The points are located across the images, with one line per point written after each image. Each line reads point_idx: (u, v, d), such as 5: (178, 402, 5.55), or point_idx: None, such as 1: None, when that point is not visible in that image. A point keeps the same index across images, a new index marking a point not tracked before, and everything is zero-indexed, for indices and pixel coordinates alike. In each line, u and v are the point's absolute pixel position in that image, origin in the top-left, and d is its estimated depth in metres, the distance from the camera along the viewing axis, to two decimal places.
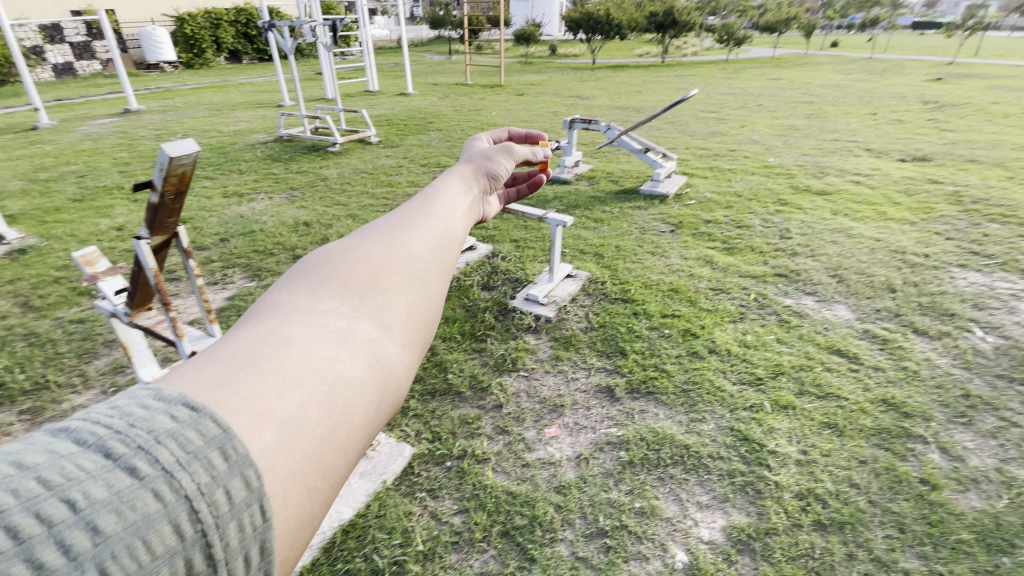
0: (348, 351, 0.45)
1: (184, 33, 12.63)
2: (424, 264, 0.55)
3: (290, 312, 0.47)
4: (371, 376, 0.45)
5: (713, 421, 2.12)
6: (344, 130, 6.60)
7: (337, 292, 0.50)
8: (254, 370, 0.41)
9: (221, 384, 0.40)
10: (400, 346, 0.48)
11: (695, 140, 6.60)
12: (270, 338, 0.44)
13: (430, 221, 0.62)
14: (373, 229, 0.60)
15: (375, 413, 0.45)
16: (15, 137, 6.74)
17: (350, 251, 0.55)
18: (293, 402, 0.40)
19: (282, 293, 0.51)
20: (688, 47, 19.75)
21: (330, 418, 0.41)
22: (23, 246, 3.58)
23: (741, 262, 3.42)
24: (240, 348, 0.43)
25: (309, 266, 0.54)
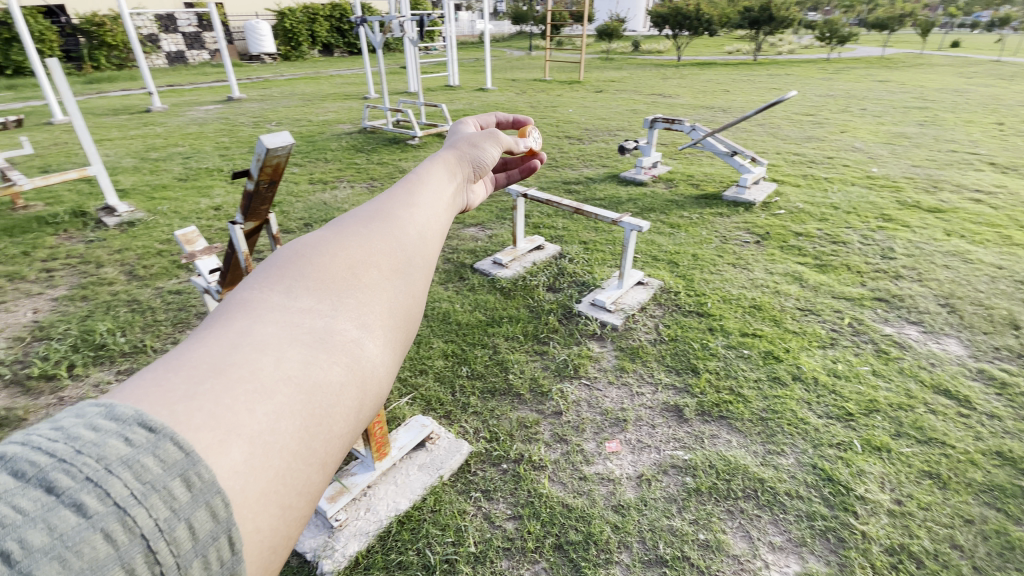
0: (325, 354, 0.39)
1: (284, 27, 13.49)
2: (410, 255, 0.49)
3: (261, 312, 0.41)
4: (352, 381, 0.39)
5: (793, 456, 1.96)
6: (424, 123, 6.76)
7: (314, 288, 0.44)
8: (221, 378, 0.35)
9: (181, 396, 0.34)
10: (384, 346, 0.43)
11: (787, 144, 6.16)
12: (238, 341, 0.38)
13: (417, 207, 0.55)
14: (352, 218, 0.54)
15: (354, 424, 0.39)
16: (135, 119, 7.48)
17: (326, 242, 0.48)
18: (264, 417, 0.35)
19: (249, 289, 0.44)
20: (783, 44, 18.52)
21: (307, 432, 0.36)
22: (133, 220, 3.96)
23: (834, 282, 3.14)
24: (205, 353, 0.37)
25: (282, 259, 0.48)
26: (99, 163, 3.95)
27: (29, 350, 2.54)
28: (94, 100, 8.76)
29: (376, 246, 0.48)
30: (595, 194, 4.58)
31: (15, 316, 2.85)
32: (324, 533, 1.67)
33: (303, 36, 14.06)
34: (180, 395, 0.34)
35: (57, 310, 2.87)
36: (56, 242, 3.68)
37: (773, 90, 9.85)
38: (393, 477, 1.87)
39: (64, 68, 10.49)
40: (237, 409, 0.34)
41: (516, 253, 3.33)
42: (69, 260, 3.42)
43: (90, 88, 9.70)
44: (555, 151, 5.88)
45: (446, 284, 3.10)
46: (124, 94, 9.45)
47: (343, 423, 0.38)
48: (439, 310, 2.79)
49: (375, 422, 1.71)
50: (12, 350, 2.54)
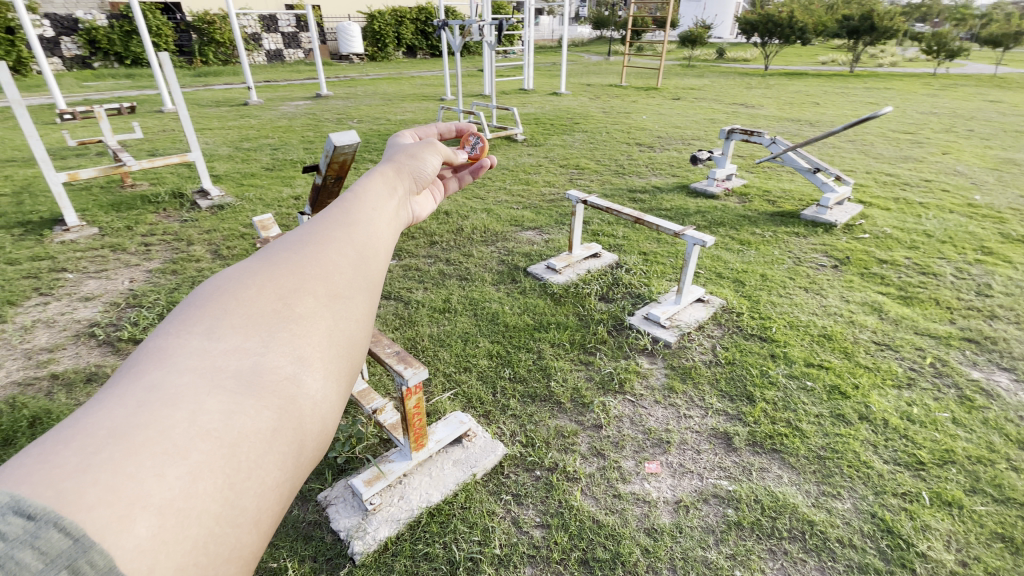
0: (252, 398, 0.38)
1: (373, 29, 14.21)
2: (347, 279, 0.49)
3: (178, 359, 0.39)
4: (285, 422, 0.39)
5: (850, 501, 1.81)
6: (494, 125, 6.89)
7: (241, 325, 0.43)
8: (124, 444, 0.33)
9: (72, 471, 0.31)
10: (323, 377, 0.43)
11: (879, 163, 5.69)
12: (145, 399, 0.36)
13: (354, 227, 0.55)
14: (282, 246, 0.52)
15: (290, 469, 0.39)
16: (235, 111, 8.17)
17: (252, 275, 0.47)
18: (177, 482, 0.33)
19: (165, 335, 0.42)
20: (885, 56, 17.16)
21: (232, 489, 0.35)
22: (223, 204, 4.33)
23: (918, 316, 2.87)
24: (105, 417, 0.35)
25: (203, 298, 0.45)
26: (198, 150, 4.35)
27: (124, 316, 2.85)
28: (202, 92, 9.66)
29: (310, 274, 0.48)
30: (661, 204, 4.45)
31: (117, 284, 3.20)
32: (358, 515, 1.73)
33: (389, 38, 14.74)
34: (71, 468, 0.31)
35: (151, 281, 3.20)
36: (156, 220, 4.10)
37: (868, 104, 9.15)
38: (428, 469, 1.92)
39: (180, 63, 11.65)
40: (142, 476, 0.32)
41: (571, 259, 3.30)
42: (165, 237, 3.80)
43: (200, 81, 10.70)
44: (624, 158, 5.79)
45: (499, 285, 3.14)
46: (227, 88, 10.35)
47: (277, 470, 0.38)
48: (488, 311, 2.83)
49: (416, 412, 1.76)
50: (111, 314, 2.86)
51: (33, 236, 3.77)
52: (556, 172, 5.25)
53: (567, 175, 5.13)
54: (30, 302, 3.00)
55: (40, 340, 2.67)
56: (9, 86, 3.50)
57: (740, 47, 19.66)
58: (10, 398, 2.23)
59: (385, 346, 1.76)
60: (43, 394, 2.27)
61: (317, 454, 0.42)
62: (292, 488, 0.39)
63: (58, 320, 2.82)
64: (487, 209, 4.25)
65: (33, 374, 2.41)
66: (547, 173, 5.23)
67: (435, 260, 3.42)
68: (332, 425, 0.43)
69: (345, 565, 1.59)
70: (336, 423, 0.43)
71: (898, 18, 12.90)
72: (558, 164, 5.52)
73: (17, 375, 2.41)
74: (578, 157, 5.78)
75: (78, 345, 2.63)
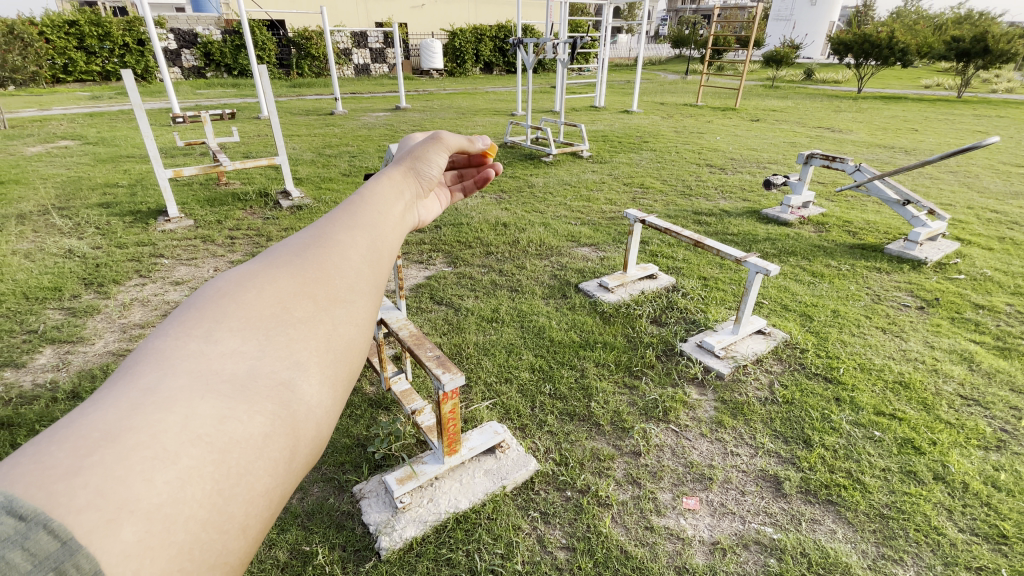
0: (245, 404, 0.39)
1: (454, 46, 14.82)
2: (345, 285, 0.50)
3: (176, 362, 0.40)
4: (278, 428, 0.40)
5: (914, 569, 1.64)
6: (561, 142, 6.94)
7: (241, 329, 0.44)
8: (116, 446, 0.33)
9: (63, 472, 0.31)
10: (318, 382, 0.44)
11: (984, 198, 5.15)
12: (140, 402, 0.36)
13: (353, 234, 0.55)
14: (284, 250, 0.54)
15: (281, 474, 0.39)
16: (321, 119, 8.79)
17: (253, 280, 0.49)
18: (165, 487, 0.33)
19: (166, 336, 0.43)
20: (1000, 80, 15.58)
21: (220, 495, 0.35)
22: (301, 205, 4.65)
23: (1015, 371, 2.56)
24: (98, 420, 0.35)
25: (203, 303, 0.47)
26: (284, 154, 4.71)
27: None
28: (294, 101, 10.48)
29: (308, 281, 0.49)
30: (727, 228, 4.28)
31: (203, 271, 3.53)
32: (388, 511, 1.78)
33: (469, 55, 15.31)
34: (63, 470, 0.31)
35: None
36: (243, 216, 4.47)
37: (975, 133, 8.33)
38: (459, 475, 1.94)
39: (279, 75, 12.73)
40: (132, 480, 0.32)
41: (624, 278, 3.25)
42: (248, 232, 4.13)
43: (294, 91, 11.62)
44: (692, 178, 5.62)
45: (549, 299, 3.14)
46: (317, 97, 11.16)
47: (267, 476, 0.38)
48: (535, 324, 2.83)
49: (450, 417, 1.78)
50: None
51: (141, 224, 4.23)
52: (619, 190, 5.19)
53: (630, 194, 5.07)
54: (130, 282, 3.36)
55: (135, 317, 2.98)
56: (133, 90, 3.93)
57: (831, 68, 18.59)
58: (104, 366, 2.51)
59: (426, 349, 1.80)
60: None
61: (309, 460, 0.42)
62: (281, 493, 0.39)
63: (151, 300, 3.15)
64: (545, 223, 4.28)
65: (125, 346, 2.70)
66: (610, 190, 5.19)
67: (489, 270, 3.47)
68: (325, 431, 0.44)
69: (371, 559, 1.64)
70: (331, 428, 0.44)
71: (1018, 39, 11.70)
72: (622, 182, 5.47)
73: (113, 345, 2.71)
74: (643, 176, 5.69)
75: None
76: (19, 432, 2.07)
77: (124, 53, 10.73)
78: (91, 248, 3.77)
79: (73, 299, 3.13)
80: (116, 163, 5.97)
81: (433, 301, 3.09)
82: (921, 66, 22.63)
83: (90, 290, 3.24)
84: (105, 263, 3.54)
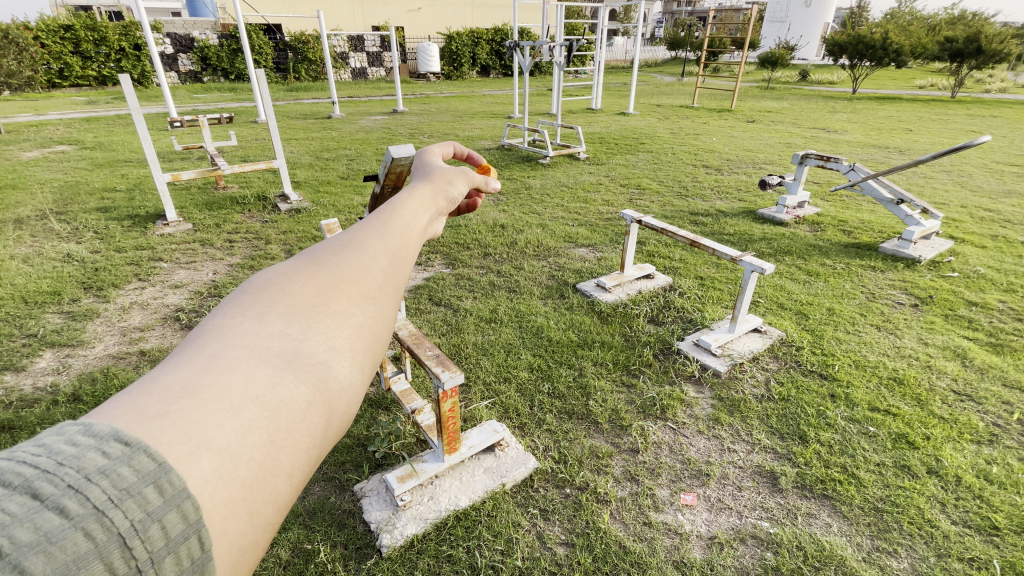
0: (292, 373, 0.42)
1: (450, 49, 14.88)
2: (375, 285, 0.52)
3: (234, 337, 0.44)
4: (319, 398, 0.42)
5: (908, 560, 1.66)
6: (558, 144, 6.98)
7: (286, 313, 0.47)
8: (192, 398, 0.37)
9: (154, 414, 0.36)
10: (350, 365, 0.46)
11: (978, 197, 5.20)
12: (209, 365, 0.40)
13: (384, 242, 0.57)
14: (321, 252, 0.56)
15: (321, 436, 0.42)
16: (318, 123, 8.82)
17: (296, 273, 0.51)
18: (231, 432, 0.37)
19: (223, 315, 0.47)
20: (994, 80, 15.68)
21: (272, 445, 0.39)
22: (299, 208, 4.67)
23: (1009, 366, 2.59)
24: (175, 376, 0.39)
25: (256, 289, 0.50)
26: (281, 157, 4.72)
27: (204, 304, 3.14)
28: (291, 105, 10.49)
29: (343, 278, 0.51)
30: (723, 228, 4.31)
31: (202, 275, 3.54)
32: (389, 509, 1.79)
33: (465, 58, 15.37)
34: (152, 413, 0.36)
35: (230, 275, 3.50)
36: (241, 219, 4.49)
37: (969, 132, 8.39)
38: (459, 474, 1.96)
39: (276, 79, 12.76)
40: (205, 424, 0.36)
41: (621, 278, 3.28)
42: (246, 235, 4.15)
43: (291, 96, 11.65)
44: (688, 179, 5.66)
45: (547, 299, 3.16)
46: (314, 101, 11.19)
47: (309, 437, 0.41)
48: (533, 324, 2.86)
49: (450, 416, 1.80)
50: (194, 300, 3.16)
51: (139, 228, 4.25)
52: (616, 191, 5.22)
53: (626, 195, 5.10)
54: (130, 286, 3.38)
55: (134, 320, 2.99)
56: (131, 94, 3.94)
57: (825, 69, 18.68)
58: (104, 369, 2.52)
59: (426, 348, 1.82)
60: (131, 368, 2.55)
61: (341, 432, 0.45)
62: (320, 455, 0.42)
63: (150, 303, 3.16)
64: (542, 225, 4.31)
65: (125, 349, 2.71)
66: (606, 191, 5.23)
67: (487, 271, 3.50)
68: (356, 407, 0.46)
69: (373, 556, 1.66)
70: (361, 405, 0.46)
71: (1012, 38, 11.79)
72: (618, 183, 5.50)
73: (113, 348, 2.72)
74: (639, 177, 5.72)
75: (165, 326, 2.92)
76: (22, 434, 2.09)
77: (121, 58, 10.74)
78: (90, 252, 3.78)
79: (72, 303, 3.15)
80: (113, 167, 5.98)
81: (431, 302, 3.11)
82: (915, 67, 22.77)
83: (90, 294, 3.25)
84: (104, 267, 3.55)
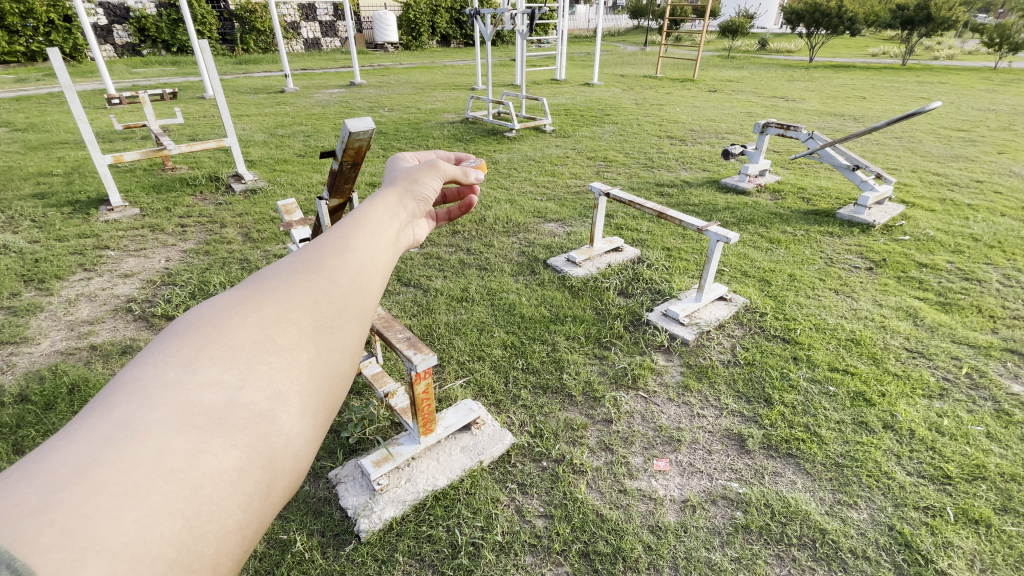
0: (221, 437, 0.39)
1: (409, 18, 14.34)
2: (333, 309, 0.51)
3: (152, 393, 0.40)
4: (253, 462, 0.40)
5: (867, 511, 1.75)
6: (523, 117, 6.88)
7: (221, 357, 0.44)
8: (86, 483, 0.33)
9: (29, 511, 0.31)
10: (299, 413, 0.44)
11: (927, 162, 5.42)
12: (113, 436, 0.36)
13: (345, 258, 0.55)
14: (269, 278, 0.53)
15: (254, 509, 0.40)
16: (271, 97, 8.40)
17: (235, 307, 0.48)
18: (133, 525, 0.33)
19: (140, 363, 0.43)
20: (943, 46, 16.19)
21: (191, 532, 0.35)
22: (255, 188, 4.47)
23: (957, 323, 2.73)
24: (70, 455, 0.35)
25: (186, 330, 0.46)
26: (233, 136, 4.45)
27: (158, 293, 2.97)
28: (240, 79, 9.93)
29: (294, 307, 0.49)
30: (688, 199, 4.36)
31: (154, 262, 3.36)
32: (366, 494, 1.77)
33: (425, 28, 14.86)
34: (30, 509, 0.31)
35: (185, 261, 3.33)
36: (193, 202, 4.27)
37: (918, 99, 8.70)
38: (436, 454, 1.94)
39: (222, 51, 12.01)
40: (99, 519, 0.31)
41: (591, 252, 3.28)
42: (200, 219, 3.95)
43: (240, 69, 11.01)
44: (654, 150, 5.69)
45: (518, 276, 3.14)
46: (264, 74, 10.65)
47: (239, 512, 0.39)
48: (505, 301, 2.84)
49: (425, 397, 1.78)
50: (147, 291, 2.99)
51: (81, 215, 3.98)
52: (583, 164, 5.21)
53: (593, 167, 5.10)
54: (75, 277, 3.17)
55: (82, 313, 2.82)
56: (60, 68, 3.59)
57: (784, 38, 19.01)
58: (52, 366, 2.38)
59: (396, 331, 1.77)
60: (82, 364, 2.40)
61: (284, 493, 0.43)
62: (252, 531, 0.40)
63: (98, 295, 2.98)
64: (510, 199, 4.28)
65: (74, 344, 2.56)
66: (573, 164, 5.21)
67: (456, 249, 3.45)
68: (302, 463, 0.44)
69: (351, 542, 1.64)
70: (308, 460, 0.44)
71: (959, 7, 12.17)
72: (585, 156, 5.48)
73: (60, 344, 2.56)
74: (606, 149, 5.71)
75: (116, 319, 2.76)
76: None
77: (50, 31, 9.87)
78: (28, 242, 3.52)
79: (12, 298, 2.94)
80: (48, 150, 5.56)
81: (400, 283, 3.05)
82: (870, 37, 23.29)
83: (31, 288, 3.04)
84: (44, 258, 3.32)
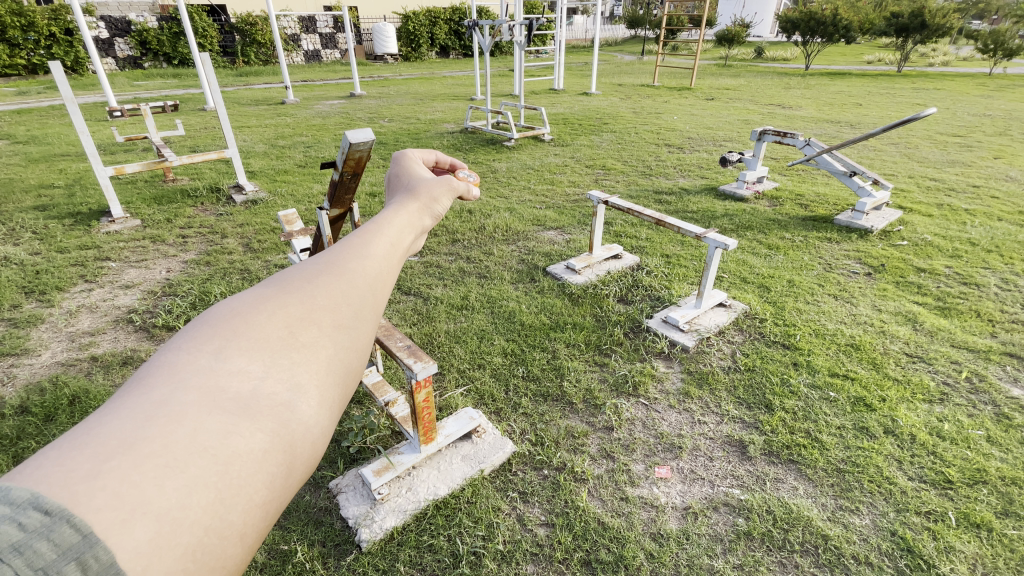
0: (248, 421, 0.40)
1: (408, 30, 14.49)
2: (351, 310, 0.51)
3: (186, 377, 0.41)
4: (277, 446, 0.41)
5: (869, 517, 1.75)
6: (521, 126, 6.94)
7: (249, 348, 0.45)
8: (131, 454, 0.35)
9: (83, 476, 0.33)
10: (318, 404, 0.45)
11: (924, 167, 5.45)
12: (153, 414, 0.38)
13: (363, 264, 0.56)
14: (293, 277, 0.54)
15: (277, 488, 0.41)
16: (272, 109, 8.47)
17: (261, 302, 0.49)
18: (174, 493, 0.35)
19: (176, 349, 0.45)
20: (937, 54, 16.32)
21: (222, 503, 0.37)
22: (255, 199, 4.49)
23: (956, 328, 2.74)
24: (115, 428, 0.36)
25: (216, 321, 0.47)
26: (234, 147, 4.48)
27: (159, 304, 2.99)
28: (241, 91, 10.01)
29: (316, 307, 0.50)
30: (687, 206, 4.38)
31: (155, 273, 3.37)
32: (366, 504, 1.77)
33: (424, 39, 14.99)
34: (82, 475, 0.33)
35: (185, 272, 3.35)
36: (194, 213, 4.29)
37: (914, 105, 8.76)
38: (437, 463, 1.94)
39: (223, 63, 12.12)
40: (145, 486, 0.34)
41: (590, 259, 3.29)
42: (201, 229, 3.96)
43: (241, 81, 11.10)
44: (652, 158, 5.72)
45: (518, 284, 3.15)
46: (265, 86, 10.74)
47: (264, 490, 0.40)
48: (505, 309, 2.85)
49: (425, 406, 1.78)
50: (148, 301, 3.00)
51: (82, 226, 4.00)
52: (582, 172, 5.24)
53: (591, 175, 5.14)
54: (76, 288, 3.18)
55: (83, 324, 2.83)
56: (62, 81, 3.61)
57: (779, 46, 19.14)
58: (53, 378, 2.38)
59: (396, 340, 1.77)
60: (83, 375, 2.41)
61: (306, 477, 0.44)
62: (275, 510, 0.41)
63: (99, 306, 2.98)
64: (510, 208, 4.31)
65: (75, 355, 2.56)
66: (572, 172, 5.24)
67: (456, 257, 3.46)
68: (321, 449, 0.45)
69: (352, 552, 1.63)
70: (327, 447, 0.45)
71: (953, 15, 12.27)
72: (583, 164, 5.51)
73: (61, 355, 2.57)
74: (604, 157, 5.75)
75: (117, 330, 2.77)
76: None
77: (52, 44, 9.95)
78: (29, 254, 3.54)
79: (13, 309, 2.95)
80: (50, 162, 5.59)
81: (400, 292, 3.05)
82: (865, 44, 23.46)
83: (32, 299, 3.05)
84: (45, 270, 3.33)
